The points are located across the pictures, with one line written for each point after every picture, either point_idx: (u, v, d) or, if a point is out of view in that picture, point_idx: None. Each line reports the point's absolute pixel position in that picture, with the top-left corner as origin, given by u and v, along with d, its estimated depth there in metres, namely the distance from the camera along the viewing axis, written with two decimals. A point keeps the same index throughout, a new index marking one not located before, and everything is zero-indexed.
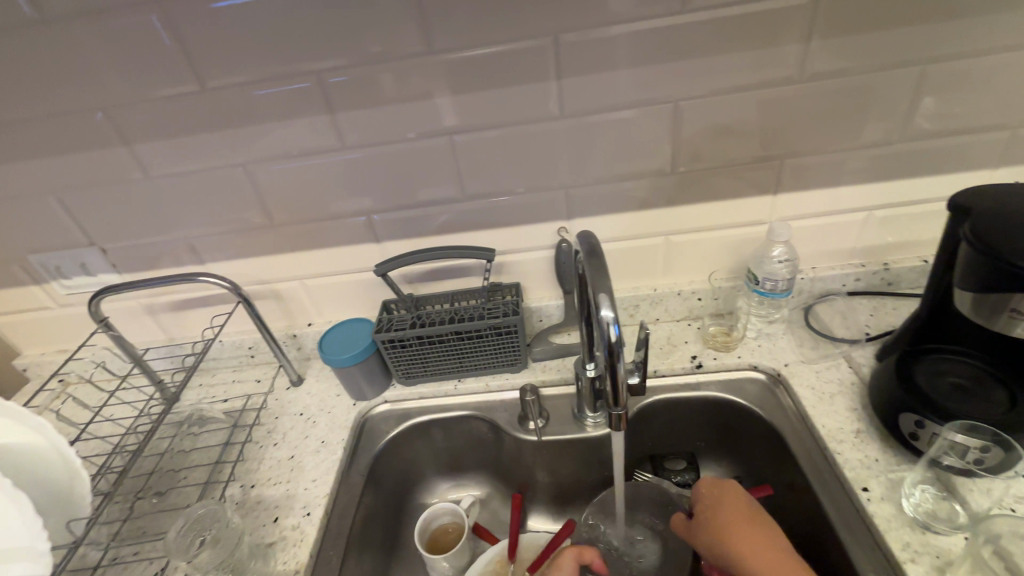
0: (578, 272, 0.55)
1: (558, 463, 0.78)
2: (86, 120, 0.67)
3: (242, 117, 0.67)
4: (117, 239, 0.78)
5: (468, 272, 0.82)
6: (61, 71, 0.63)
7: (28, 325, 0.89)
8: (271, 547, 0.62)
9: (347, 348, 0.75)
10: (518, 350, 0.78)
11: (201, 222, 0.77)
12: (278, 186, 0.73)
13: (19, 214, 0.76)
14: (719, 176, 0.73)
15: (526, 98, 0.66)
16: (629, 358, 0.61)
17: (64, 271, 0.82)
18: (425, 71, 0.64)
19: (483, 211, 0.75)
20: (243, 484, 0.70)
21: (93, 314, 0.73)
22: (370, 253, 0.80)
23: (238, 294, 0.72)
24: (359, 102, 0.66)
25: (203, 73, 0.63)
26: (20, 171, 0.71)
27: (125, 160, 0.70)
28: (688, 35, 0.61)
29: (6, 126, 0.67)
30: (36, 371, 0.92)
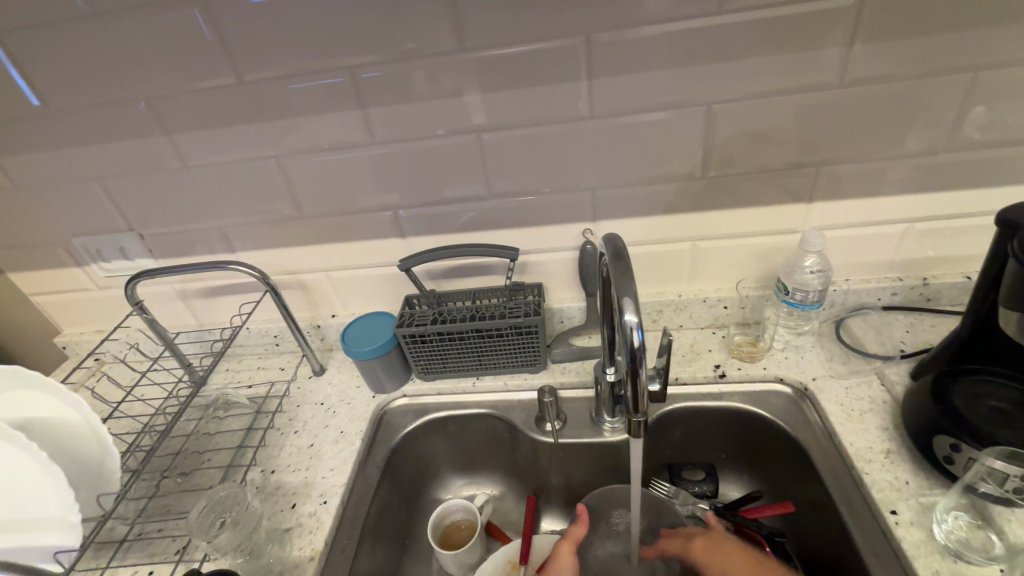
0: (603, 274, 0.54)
1: (573, 466, 0.77)
2: (130, 110, 0.69)
3: (275, 111, 0.68)
4: (155, 226, 0.81)
5: (491, 270, 0.82)
6: (109, 63, 0.65)
7: (70, 305, 0.93)
8: (288, 533, 0.63)
9: (369, 341, 0.76)
10: (538, 351, 0.78)
11: (233, 212, 0.79)
12: (308, 178, 0.74)
13: (66, 199, 0.79)
14: (751, 182, 0.71)
15: (556, 98, 0.65)
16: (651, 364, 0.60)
17: (104, 254, 0.85)
18: (455, 69, 0.64)
19: (508, 211, 0.75)
20: (264, 469, 0.71)
21: (128, 296, 0.76)
22: (395, 247, 0.80)
23: (265, 283, 0.74)
24: (390, 98, 0.66)
25: (242, 67, 0.65)
26: (67, 158, 0.75)
27: (164, 149, 0.73)
28: (724, 37, 0.60)
29: (56, 114, 0.70)
30: (74, 349, 0.96)
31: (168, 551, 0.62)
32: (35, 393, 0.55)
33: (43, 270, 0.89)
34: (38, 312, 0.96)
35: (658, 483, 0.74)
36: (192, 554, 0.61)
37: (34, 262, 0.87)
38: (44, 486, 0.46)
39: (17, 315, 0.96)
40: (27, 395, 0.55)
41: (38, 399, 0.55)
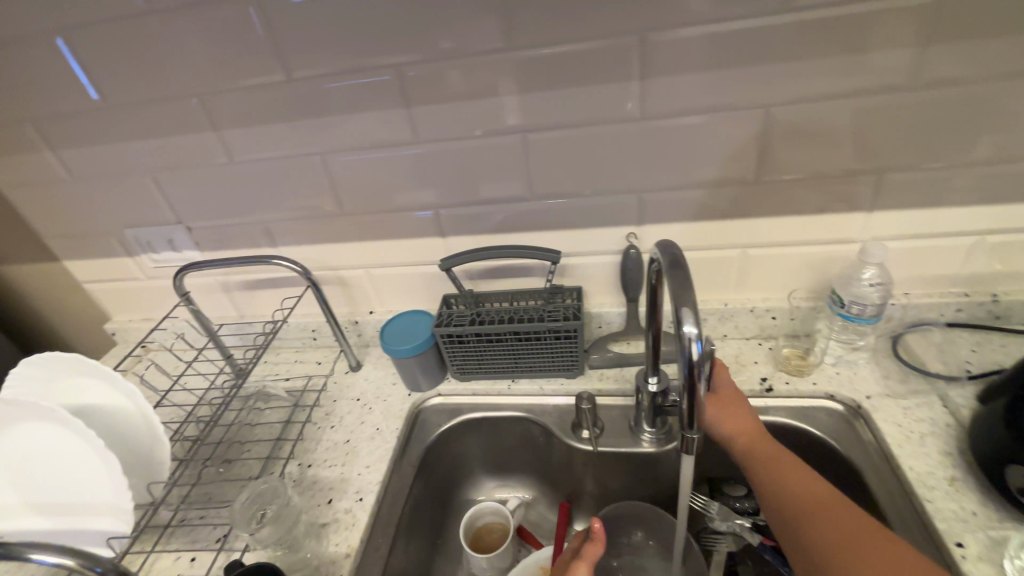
0: (653, 281, 0.53)
1: (609, 474, 0.76)
2: (182, 106, 0.71)
3: (321, 108, 0.68)
4: (202, 220, 0.83)
5: (530, 272, 0.81)
6: (164, 59, 0.67)
7: (120, 294, 0.97)
8: (324, 528, 0.63)
9: (407, 339, 0.76)
10: (576, 356, 0.77)
11: (277, 207, 0.80)
12: (352, 176, 0.74)
13: (119, 191, 0.82)
14: (807, 189, 0.68)
15: (605, 99, 0.64)
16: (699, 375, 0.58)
17: (153, 246, 0.88)
18: (503, 68, 0.63)
19: (551, 213, 0.74)
20: (301, 462, 0.72)
21: (177, 288, 0.78)
22: (435, 247, 0.80)
23: (307, 278, 0.75)
24: (435, 97, 0.66)
25: (290, 64, 0.65)
26: (122, 152, 0.77)
27: (213, 145, 0.74)
28: (785, 37, 0.57)
29: (113, 109, 0.73)
30: (124, 336, 0.99)
31: (209, 539, 0.63)
32: (93, 379, 0.56)
33: (96, 259, 0.92)
34: (90, 299, 0.99)
35: (694, 494, 0.70)
36: (232, 544, 0.62)
37: (89, 251, 0.91)
38: (98, 473, 0.47)
39: (71, 301, 1.00)
40: (85, 381, 0.56)
41: (96, 386, 0.56)
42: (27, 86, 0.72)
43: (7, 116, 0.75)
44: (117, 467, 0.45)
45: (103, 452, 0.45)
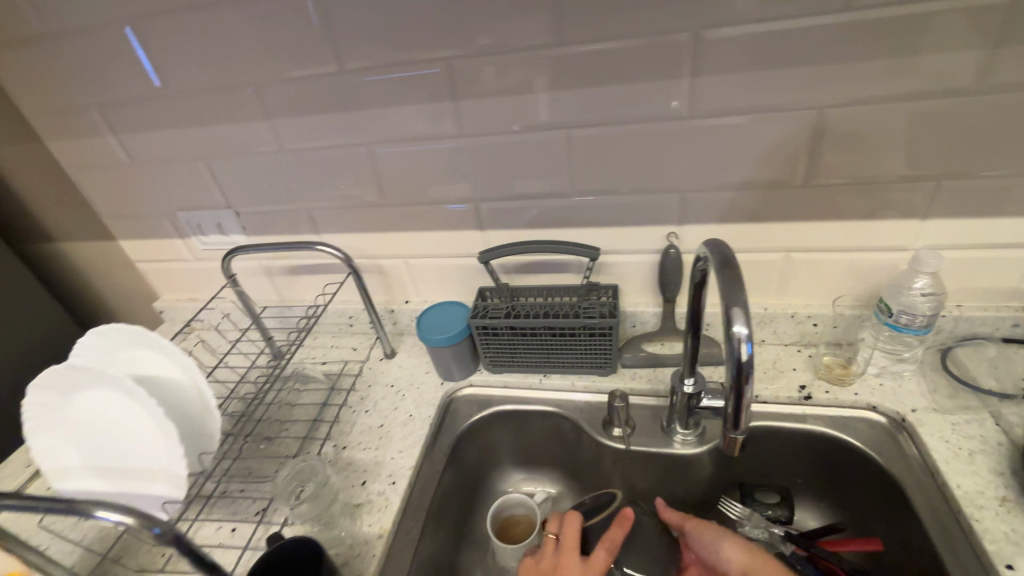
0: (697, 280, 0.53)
1: (638, 473, 0.76)
2: (237, 94, 0.73)
3: (371, 99, 0.70)
4: (249, 205, 0.86)
5: (566, 268, 0.81)
6: (222, 48, 0.69)
7: (169, 274, 1.01)
8: (358, 508, 0.65)
9: (442, 329, 0.78)
10: (609, 354, 0.76)
11: (322, 195, 0.82)
12: (396, 166, 0.76)
13: (174, 176, 0.85)
14: (858, 194, 0.66)
15: (653, 96, 0.63)
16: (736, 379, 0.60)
17: (203, 229, 0.91)
18: (550, 63, 0.63)
19: (591, 209, 0.74)
20: (336, 443, 0.74)
21: (226, 270, 0.81)
22: (473, 240, 0.81)
23: (348, 266, 0.77)
24: (482, 90, 0.66)
25: (342, 55, 0.67)
26: (178, 138, 0.80)
27: (265, 133, 0.77)
28: (844, 37, 0.55)
29: (171, 96, 0.76)
30: (171, 314, 1.04)
31: (249, 512, 0.66)
32: (147, 351, 0.58)
33: (148, 240, 0.96)
34: (141, 278, 1.04)
35: (728, 502, 0.70)
36: (271, 517, 0.65)
37: (141, 232, 0.95)
38: (156, 440, 0.49)
39: (123, 279, 1.05)
40: (138, 352, 0.58)
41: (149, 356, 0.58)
42: (93, 73, 0.75)
43: (74, 100, 0.79)
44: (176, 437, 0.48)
45: (163, 421, 0.48)
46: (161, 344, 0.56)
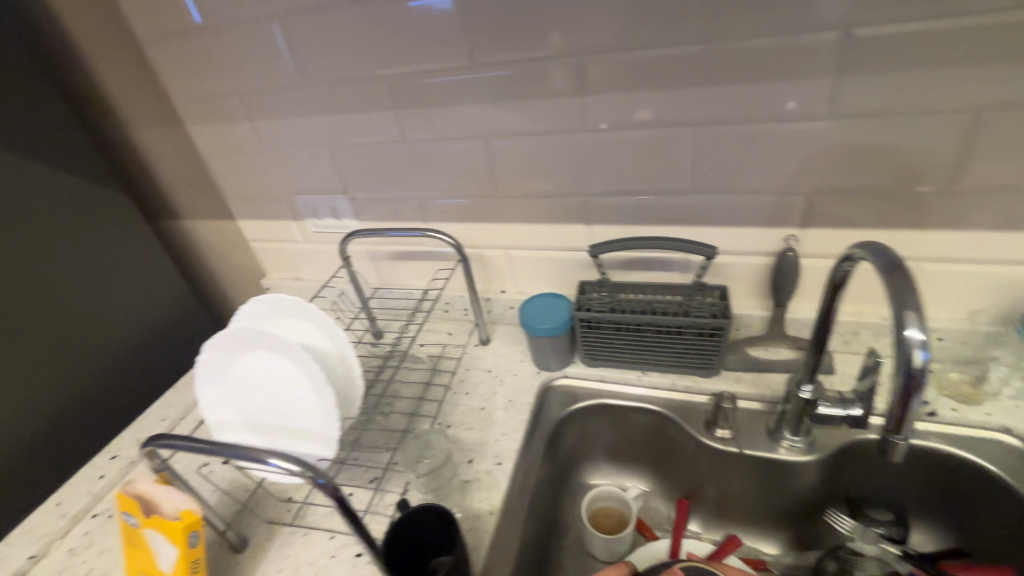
0: (836, 283, 0.53)
1: (737, 477, 0.75)
2: (370, 85, 0.78)
3: (497, 93, 0.73)
4: (364, 191, 0.91)
5: (671, 266, 0.81)
6: (362, 42, 0.74)
7: (278, 253, 1.08)
8: (467, 485, 0.68)
9: (546, 320, 0.79)
10: (714, 355, 0.76)
11: (436, 184, 0.85)
12: (512, 158, 0.78)
13: (297, 161, 0.91)
14: (1008, 203, 0.62)
15: (790, 95, 0.62)
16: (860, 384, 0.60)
17: (317, 213, 0.97)
18: (685, 61, 0.63)
19: (705, 208, 0.74)
20: (441, 422, 0.77)
21: (342, 252, 0.86)
22: (579, 233, 0.82)
23: (459, 252, 0.80)
24: (610, 86, 0.68)
25: (476, 49, 0.70)
26: (307, 125, 0.86)
27: (390, 123, 0.81)
28: (1016, 35, 0.53)
29: (308, 86, 0.81)
30: (276, 291, 1.11)
31: (364, 479, 0.70)
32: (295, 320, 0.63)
33: (264, 221, 1.03)
34: (252, 256, 1.12)
35: (838, 516, 0.69)
36: (386, 486, 0.69)
37: (259, 213, 1.02)
38: (312, 403, 0.54)
39: (236, 256, 1.13)
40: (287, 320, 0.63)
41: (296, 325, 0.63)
42: (240, 63, 0.81)
43: (218, 89, 0.86)
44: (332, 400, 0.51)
45: (323, 386, 0.52)
46: (312, 314, 0.60)
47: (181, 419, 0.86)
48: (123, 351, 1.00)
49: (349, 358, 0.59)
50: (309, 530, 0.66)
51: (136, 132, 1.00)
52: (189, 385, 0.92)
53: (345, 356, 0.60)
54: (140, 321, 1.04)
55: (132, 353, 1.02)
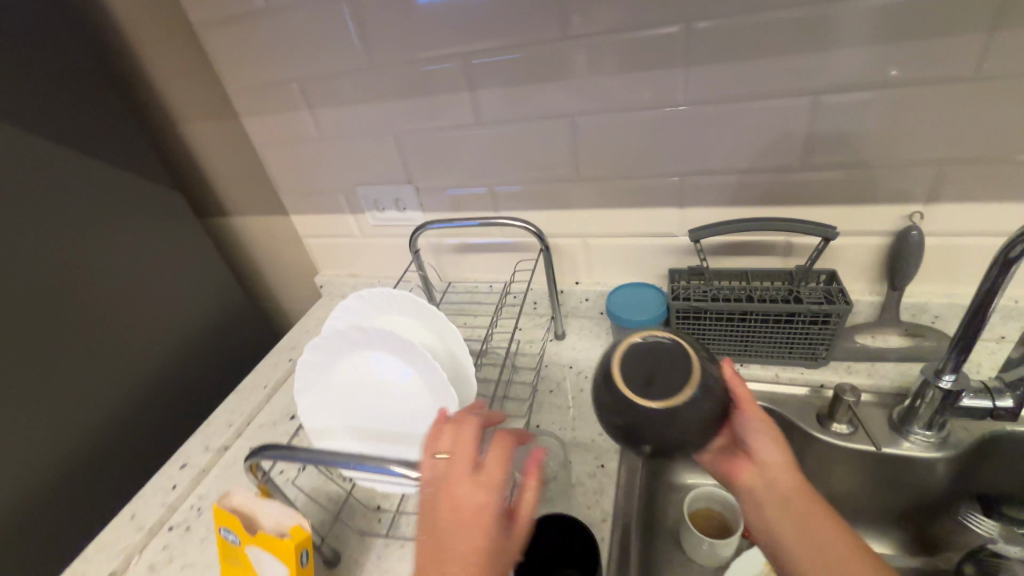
0: (1008, 258, 0.48)
1: (856, 475, 0.69)
2: (447, 65, 0.73)
3: (589, 67, 0.67)
4: (431, 180, 0.86)
5: (771, 250, 0.75)
6: (443, 18, 0.69)
7: (333, 250, 1.03)
8: (573, 489, 0.63)
9: (637, 312, 0.73)
10: (826, 344, 0.71)
11: (511, 171, 0.80)
12: (599, 138, 0.73)
13: (360, 150, 0.86)
14: None
15: (931, 54, 0.56)
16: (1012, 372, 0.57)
17: (379, 205, 0.92)
18: (809, 22, 0.58)
19: (817, 185, 0.68)
20: (530, 422, 0.72)
21: (411, 246, 0.81)
22: (669, 217, 0.77)
23: (540, 241, 0.73)
24: (721, 53, 0.62)
25: (571, 19, 0.64)
26: (373, 111, 0.80)
27: (465, 106, 0.76)
28: None
29: (378, 69, 0.76)
30: (331, 289, 1.06)
31: None
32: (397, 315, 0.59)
33: (320, 215, 0.98)
34: (305, 253, 1.07)
35: (974, 516, 0.67)
36: None
37: (315, 207, 0.97)
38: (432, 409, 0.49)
39: (288, 253, 1.09)
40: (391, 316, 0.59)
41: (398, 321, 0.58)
42: (302, 46, 0.76)
43: (276, 75, 0.81)
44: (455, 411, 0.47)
45: (445, 392, 0.47)
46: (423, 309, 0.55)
47: (246, 424, 0.82)
48: (175, 353, 0.97)
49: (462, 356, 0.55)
50: (406, 541, 0.61)
51: (187, 126, 0.96)
52: (251, 389, 0.88)
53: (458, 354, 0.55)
54: (192, 321, 1.01)
55: (184, 355, 0.99)
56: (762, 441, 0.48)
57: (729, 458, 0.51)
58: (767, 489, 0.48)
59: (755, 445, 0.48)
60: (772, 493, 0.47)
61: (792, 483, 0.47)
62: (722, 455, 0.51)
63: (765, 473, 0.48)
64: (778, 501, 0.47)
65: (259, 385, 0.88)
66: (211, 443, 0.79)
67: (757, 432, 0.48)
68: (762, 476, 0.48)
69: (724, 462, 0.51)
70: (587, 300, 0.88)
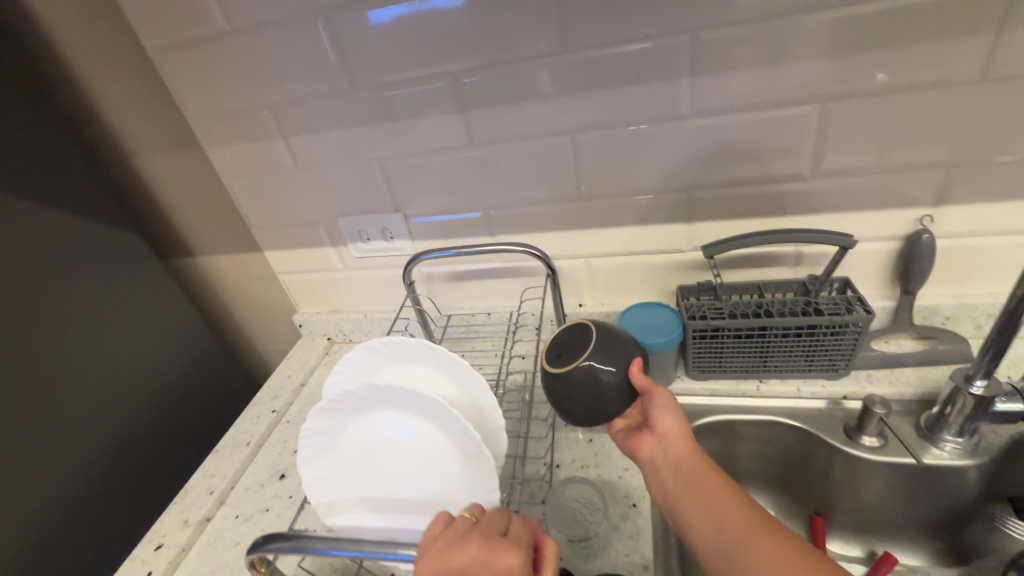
0: None
1: (889, 487, 0.67)
2: (436, 86, 0.68)
3: (588, 82, 0.64)
4: (421, 207, 0.80)
5: (781, 261, 0.74)
6: (429, 35, 0.64)
7: (313, 286, 0.95)
8: (606, 535, 0.57)
9: (655, 333, 0.70)
10: (847, 355, 0.69)
11: (508, 194, 0.76)
12: (601, 156, 0.69)
13: (341, 179, 0.80)
14: None
15: (939, 57, 0.56)
16: None
17: (364, 236, 0.85)
18: (816, 29, 0.56)
19: (826, 194, 0.67)
20: (549, 462, 0.67)
21: (405, 278, 0.75)
22: (676, 233, 0.74)
23: (548, 266, 0.68)
24: (727, 64, 0.60)
25: (569, 33, 0.61)
26: (356, 136, 0.75)
27: (457, 127, 0.71)
28: None
29: (359, 92, 0.70)
30: (311, 327, 0.98)
31: None
32: (415, 367, 0.57)
33: (298, 250, 0.91)
34: (282, 291, 0.99)
35: (1011, 521, 0.64)
36: None
37: (291, 242, 0.90)
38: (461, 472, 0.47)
39: (262, 292, 1.01)
40: (406, 369, 0.58)
41: (415, 373, 0.57)
42: (274, 70, 0.70)
43: (243, 103, 0.75)
44: (491, 472, 0.45)
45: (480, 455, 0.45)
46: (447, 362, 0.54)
47: (229, 489, 0.73)
48: (130, 414, 0.87)
49: (488, 411, 0.53)
50: None
51: (143, 160, 0.88)
52: (232, 447, 0.79)
53: (483, 410, 0.53)
54: (150, 375, 0.91)
55: (141, 413, 0.89)
56: (664, 414, 0.57)
57: (638, 434, 0.59)
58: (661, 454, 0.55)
59: (657, 417, 0.57)
60: (664, 457, 0.54)
61: (683, 451, 0.54)
62: (632, 433, 0.60)
63: (663, 442, 0.56)
64: (668, 463, 0.54)
65: (240, 443, 0.80)
66: (189, 517, 0.70)
67: (659, 407, 0.57)
68: (661, 446, 0.56)
69: (635, 439, 0.59)
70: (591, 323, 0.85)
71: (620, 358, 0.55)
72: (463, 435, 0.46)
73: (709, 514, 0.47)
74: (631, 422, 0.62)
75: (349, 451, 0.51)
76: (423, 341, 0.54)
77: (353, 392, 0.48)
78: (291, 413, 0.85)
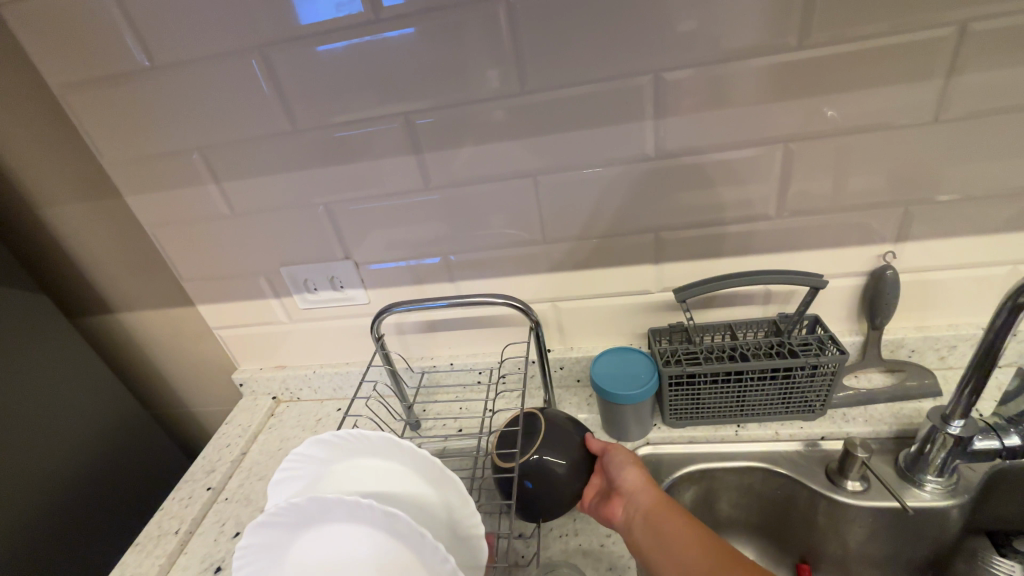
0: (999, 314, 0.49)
1: (873, 531, 0.65)
2: (386, 127, 0.63)
3: (550, 123, 0.61)
4: (374, 253, 0.74)
5: (751, 300, 0.72)
6: (377, 75, 0.59)
7: (254, 341, 0.86)
8: None
9: (629, 383, 0.66)
10: (823, 396, 0.67)
11: (467, 239, 0.71)
12: (563, 198, 0.66)
13: (283, 226, 0.73)
14: None
15: (893, 100, 0.56)
16: (1008, 408, 0.58)
17: (311, 285, 0.78)
18: (776, 71, 0.55)
19: (790, 233, 0.66)
20: (523, 534, 0.60)
21: (374, 332, 0.67)
22: (644, 275, 0.72)
23: (529, 318, 0.63)
24: (689, 105, 0.58)
25: (527, 74, 0.58)
26: (298, 181, 0.68)
27: (411, 170, 0.66)
28: None
29: (301, 134, 0.64)
30: (252, 386, 0.89)
31: None
32: (377, 463, 0.51)
33: (236, 302, 0.82)
34: (218, 347, 0.89)
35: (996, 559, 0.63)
36: None
37: (228, 294, 0.81)
38: None
39: (196, 349, 0.91)
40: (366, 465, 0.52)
41: (376, 468, 0.51)
42: (205, 111, 0.63)
43: (168, 146, 0.67)
44: None
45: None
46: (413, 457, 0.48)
47: None
48: (23, 507, 0.73)
49: (461, 515, 0.46)
50: None
51: (51, 209, 0.77)
52: (157, 538, 0.68)
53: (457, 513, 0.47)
54: (55, 456, 0.78)
55: (39, 504, 0.76)
56: (624, 471, 0.56)
57: (607, 501, 0.57)
58: (635, 513, 0.53)
59: (619, 475, 0.55)
60: (637, 516, 0.53)
61: (652, 503, 0.53)
62: (602, 501, 0.57)
63: (631, 499, 0.54)
64: (642, 521, 0.52)
65: (167, 531, 0.68)
66: None
67: (618, 465, 0.56)
68: (630, 503, 0.54)
69: (605, 506, 0.56)
70: (562, 369, 0.80)
71: (571, 451, 0.56)
72: (430, 552, 0.40)
73: (692, 563, 0.47)
74: (596, 489, 0.59)
75: (301, 569, 0.45)
76: (385, 436, 0.49)
77: (301, 503, 0.43)
78: (230, 489, 0.75)
